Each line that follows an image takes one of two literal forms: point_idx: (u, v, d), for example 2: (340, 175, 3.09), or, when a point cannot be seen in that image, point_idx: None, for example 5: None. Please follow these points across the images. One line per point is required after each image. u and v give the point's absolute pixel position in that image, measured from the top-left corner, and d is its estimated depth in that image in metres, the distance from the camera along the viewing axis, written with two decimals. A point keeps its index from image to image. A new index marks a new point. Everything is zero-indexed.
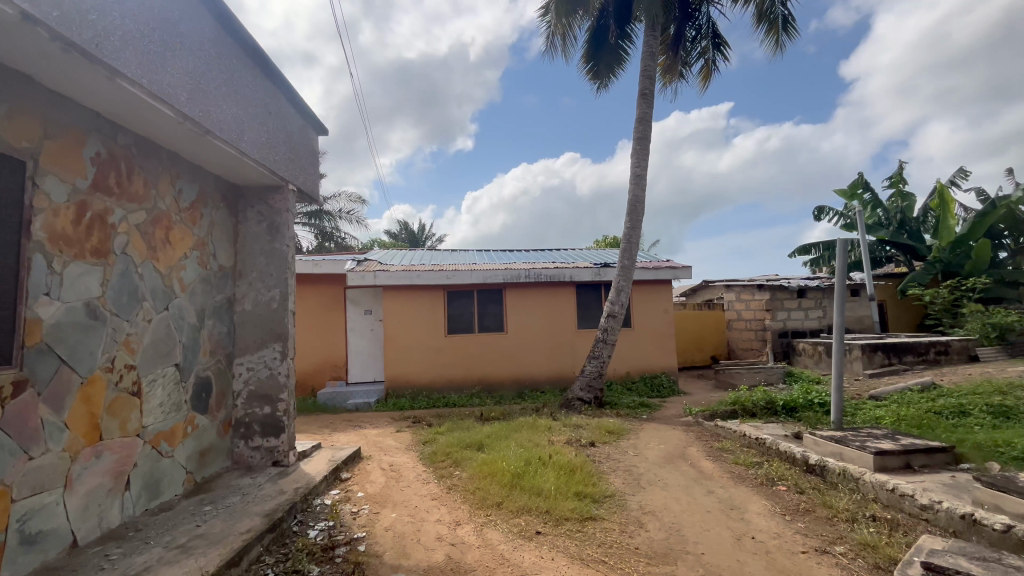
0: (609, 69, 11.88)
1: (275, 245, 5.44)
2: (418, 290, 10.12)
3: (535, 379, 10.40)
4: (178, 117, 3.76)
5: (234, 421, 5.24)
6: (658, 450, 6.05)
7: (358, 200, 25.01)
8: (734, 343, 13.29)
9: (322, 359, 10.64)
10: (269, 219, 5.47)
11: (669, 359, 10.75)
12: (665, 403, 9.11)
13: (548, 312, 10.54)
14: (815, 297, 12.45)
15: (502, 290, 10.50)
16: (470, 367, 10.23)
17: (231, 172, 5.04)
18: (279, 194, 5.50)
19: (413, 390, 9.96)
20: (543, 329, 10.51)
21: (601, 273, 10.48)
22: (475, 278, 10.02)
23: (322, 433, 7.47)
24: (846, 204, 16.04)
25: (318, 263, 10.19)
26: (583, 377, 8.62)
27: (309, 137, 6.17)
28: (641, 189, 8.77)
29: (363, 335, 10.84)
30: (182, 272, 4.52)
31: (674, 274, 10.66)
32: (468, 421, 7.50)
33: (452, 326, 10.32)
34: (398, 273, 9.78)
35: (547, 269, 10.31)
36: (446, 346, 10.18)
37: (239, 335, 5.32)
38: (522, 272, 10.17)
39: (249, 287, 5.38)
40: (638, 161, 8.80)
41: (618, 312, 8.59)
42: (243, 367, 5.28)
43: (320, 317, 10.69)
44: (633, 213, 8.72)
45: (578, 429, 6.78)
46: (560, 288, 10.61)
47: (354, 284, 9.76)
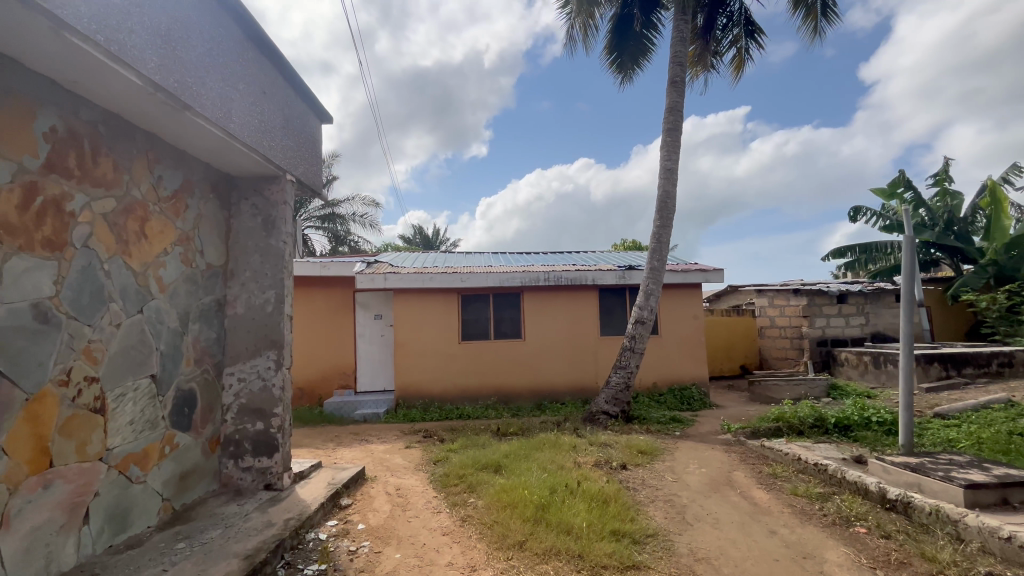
0: (633, 60, 11.22)
1: (271, 241, 4.89)
2: (431, 294, 9.54)
3: (555, 390, 9.71)
4: (148, 87, 3.21)
5: (223, 438, 4.66)
6: (699, 475, 5.32)
7: (372, 204, 24.69)
8: (767, 351, 12.42)
9: (329, 366, 10.10)
10: (265, 212, 4.92)
11: (700, 370, 9.98)
12: (698, 418, 8.34)
13: (569, 317, 9.86)
14: (857, 303, 11.53)
15: (519, 294, 9.86)
16: (486, 376, 9.58)
17: (222, 159, 4.50)
18: (275, 184, 4.95)
19: (424, 400, 9.35)
20: (563, 336, 9.83)
21: (626, 276, 9.79)
22: (491, 281, 9.43)
23: (325, 448, 6.88)
24: (885, 204, 15.08)
25: (326, 265, 9.69)
26: (608, 389, 7.91)
27: (311, 124, 5.63)
28: (672, 184, 8.07)
29: (372, 342, 10.29)
30: (161, 270, 3.97)
31: (704, 277, 9.91)
32: (484, 437, 6.85)
33: (467, 332, 9.71)
34: (410, 275, 9.21)
35: (568, 272, 9.67)
36: (460, 354, 9.56)
37: (230, 342, 4.76)
38: (542, 275, 9.55)
39: (241, 289, 4.83)
40: (669, 154, 8.11)
41: (647, 318, 7.87)
42: (233, 377, 4.71)
43: (327, 322, 10.17)
44: (664, 210, 8.03)
45: (606, 449, 6.09)
46: (582, 292, 9.94)
47: (364, 287, 9.22)
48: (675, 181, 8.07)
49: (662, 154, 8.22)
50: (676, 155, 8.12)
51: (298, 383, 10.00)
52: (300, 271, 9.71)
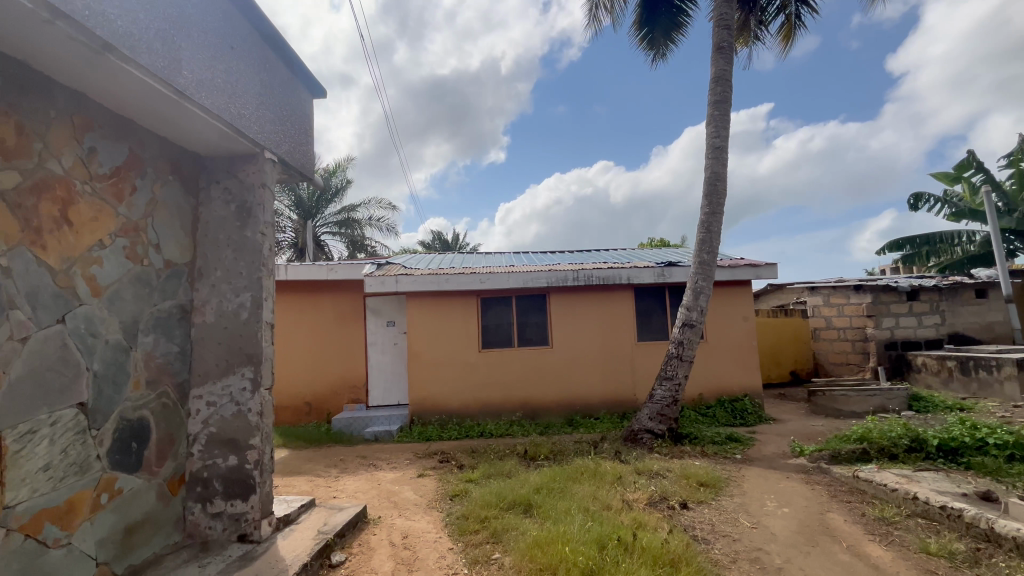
0: (666, 35, 10.14)
1: (246, 232, 4.00)
2: (448, 296, 8.60)
3: (588, 404, 8.64)
4: (44, 13, 2.33)
5: (188, 476, 3.78)
6: (784, 520, 4.18)
7: (389, 207, 24.03)
8: (823, 356, 11.08)
9: (339, 379, 9.27)
10: (239, 198, 4.04)
11: (752, 378, 8.78)
12: (758, 436, 7.15)
13: (601, 321, 8.80)
14: (931, 300, 10.12)
15: (545, 296, 8.86)
16: (509, 389, 8.58)
17: (182, 130, 3.64)
18: (251, 164, 4.07)
19: (442, 416, 8.39)
20: (595, 343, 8.76)
21: (665, 274, 8.67)
22: (514, 282, 8.44)
23: (326, 476, 5.96)
24: (949, 189, 13.60)
25: (333, 268, 8.87)
26: (652, 404, 6.81)
27: (300, 96, 4.76)
28: (721, 164, 6.96)
29: (385, 351, 9.41)
30: (95, 268, 3.11)
31: (755, 273, 8.73)
32: (510, 463, 5.82)
33: (488, 339, 8.73)
34: (424, 276, 8.29)
35: (599, 270, 8.61)
36: (481, 364, 8.58)
37: (196, 357, 3.88)
38: (570, 274, 8.52)
39: (211, 291, 3.95)
40: (715, 130, 7.01)
41: (696, 320, 6.76)
42: (201, 402, 3.83)
43: (336, 330, 9.34)
44: (713, 194, 6.92)
45: (657, 480, 5.02)
46: (615, 292, 8.87)
47: (373, 290, 8.34)
48: (725, 161, 6.95)
49: (707, 130, 7.13)
50: (725, 131, 7.00)
51: (305, 397, 9.18)
52: (305, 274, 8.90)
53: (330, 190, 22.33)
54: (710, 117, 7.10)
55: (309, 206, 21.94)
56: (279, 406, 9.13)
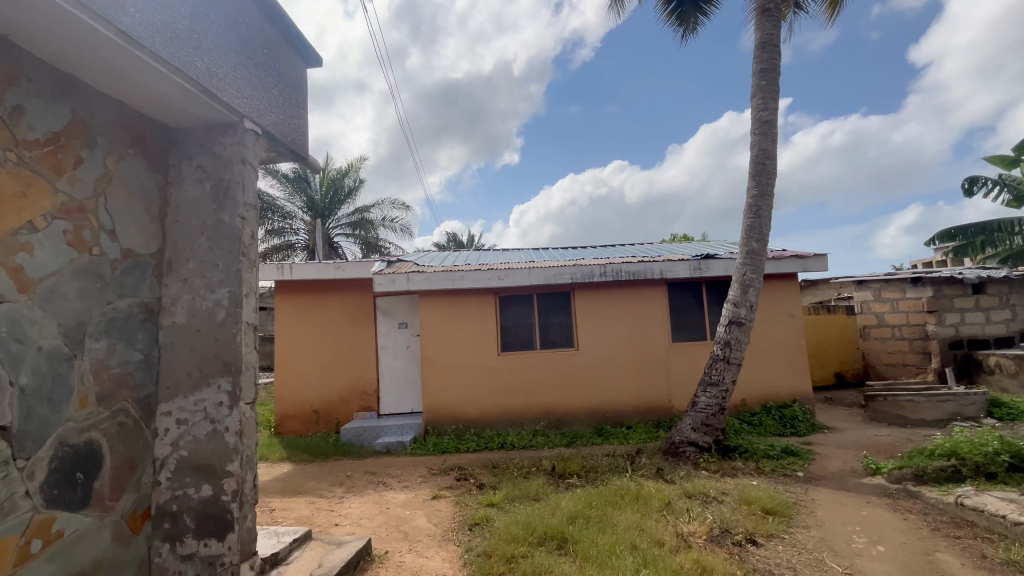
0: (697, 8, 9.30)
1: (222, 216, 3.35)
2: (463, 295, 7.93)
3: (618, 412, 7.86)
4: None
5: (155, 510, 3.13)
6: (883, 563, 3.38)
7: (403, 207, 23.54)
8: (874, 357, 10.11)
9: (348, 385, 8.65)
10: (215, 175, 3.39)
11: (802, 382, 7.90)
12: (816, 448, 6.29)
13: (631, 320, 8.02)
14: (1000, 293, 9.09)
15: (570, 294, 8.12)
16: (532, 395, 7.84)
17: (141, 92, 3.01)
18: (229, 136, 3.43)
19: (459, 426, 7.70)
20: (625, 344, 7.99)
21: (702, 267, 7.87)
22: (535, 279, 7.72)
23: (329, 497, 5.30)
24: (1007, 172, 12.45)
25: (341, 266, 8.36)
26: (694, 414, 6.02)
27: (289, 61, 4.11)
28: (770, 140, 6.12)
29: (397, 355, 8.77)
30: (21, 255, 2.49)
31: (803, 265, 7.85)
32: (537, 484, 5.09)
33: (507, 341, 8.02)
34: (437, 274, 7.64)
35: (629, 264, 7.83)
36: (500, 368, 7.86)
37: (164, 366, 3.24)
38: (597, 269, 7.78)
39: (183, 287, 3.30)
40: (762, 103, 6.19)
41: (745, 318, 5.94)
42: (170, 420, 3.19)
43: (345, 333, 8.73)
44: (761, 175, 6.09)
45: (713, 506, 4.25)
46: (646, 288, 8.09)
47: (383, 289, 7.71)
48: (775, 137, 6.12)
49: (752, 104, 6.31)
50: (774, 103, 6.17)
51: (313, 404, 8.59)
52: (311, 274, 8.37)
53: (343, 190, 21.91)
54: (756, 88, 6.27)
55: (322, 207, 21.55)
56: (286, 415, 8.55)
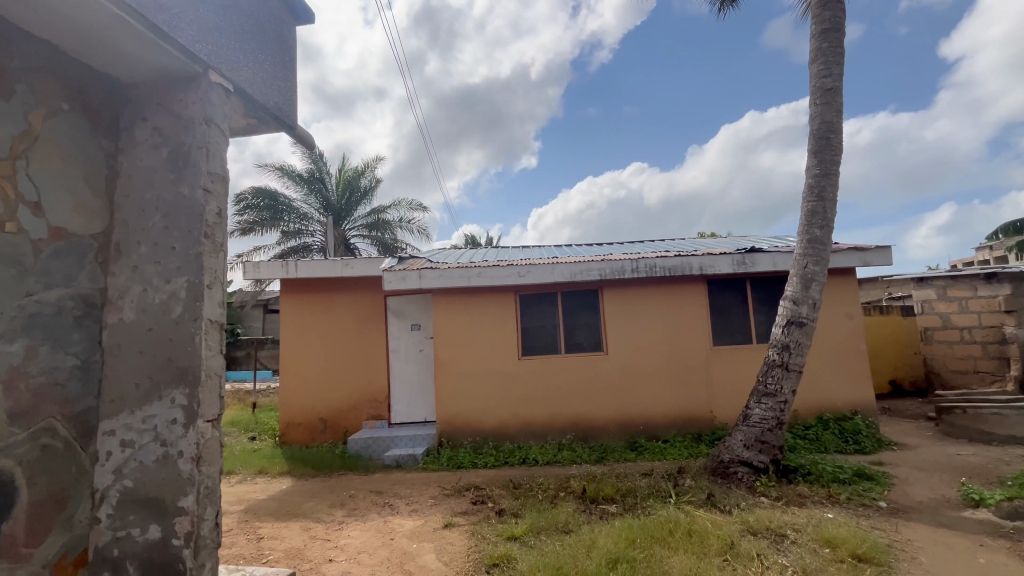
0: None
1: (181, 189, 2.71)
2: (480, 294, 7.24)
3: (653, 423, 7.05)
4: None
5: (93, 556, 2.50)
6: None
7: (420, 208, 23.11)
8: (938, 363, 9.05)
9: (358, 392, 8.04)
10: (173, 140, 2.76)
11: (863, 391, 6.95)
12: (892, 470, 5.38)
13: (666, 321, 7.21)
14: None
15: (597, 292, 7.35)
16: (557, 405, 7.08)
17: (68, 25, 2.37)
18: (191, 91, 2.79)
19: (476, 437, 6.99)
20: (660, 348, 7.18)
21: (747, 262, 7.02)
22: (559, 276, 6.99)
23: (327, 523, 4.62)
24: None
25: (349, 263, 7.78)
26: (747, 429, 5.17)
27: (274, 11, 3.46)
28: (835, 110, 5.25)
29: (409, 359, 8.12)
30: None
31: (864, 258, 6.92)
32: (566, 511, 4.34)
33: (529, 345, 7.28)
34: (452, 270, 6.98)
35: (664, 258, 7.02)
36: (522, 374, 7.12)
37: (108, 374, 2.61)
38: (628, 265, 7.01)
39: (132, 277, 2.67)
40: (824, 68, 5.32)
41: (807, 317, 5.09)
42: (113, 441, 2.56)
43: (354, 335, 8.12)
44: (824, 150, 5.23)
45: (788, 550, 3.42)
46: (683, 286, 7.27)
47: (393, 288, 7.07)
48: (840, 107, 5.25)
49: (810, 71, 5.44)
50: (838, 68, 5.30)
51: (319, 412, 7.99)
52: (318, 271, 7.81)
53: (359, 191, 21.59)
54: (815, 52, 5.41)
55: (338, 208, 21.27)
56: (291, 423, 7.96)
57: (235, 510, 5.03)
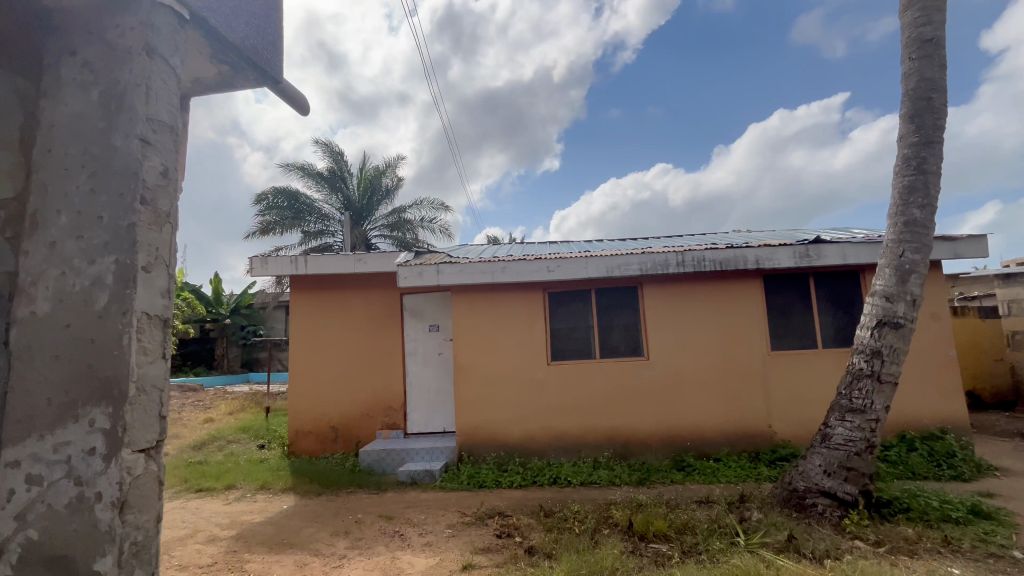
0: None
1: (113, 140, 2.04)
2: (505, 291, 6.50)
3: (702, 439, 6.16)
4: None
5: None
6: None
7: (442, 209, 22.59)
8: None
9: (372, 398, 7.39)
10: (106, 77, 2.10)
11: (953, 406, 5.91)
12: (1010, 506, 4.38)
13: (716, 323, 6.34)
14: None
15: (637, 290, 6.52)
16: (592, 417, 6.26)
17: None
18: (130, 15, 2.13)
19: (501, 452, 6.23)
20: (709, 352, 6.30)
21: (811, 254, 6.09)
22: (593, 271, 6.21)
23: (326, 557, 3.92)
24: None
25: (362, 258, 7.18)
26: (827, 452, 4.27)
27: None
28: (938, 65, 4.31)
29: (427, 363, 7.44)
30: None
31: (953, 250, 5.91)
32: (611, 554, 3.53)
33: (559, 348, 6.49)
34: (473, 265, 6.26)
35: (714, 250, 6.15)
36: (552, 382, 6.34)
37: (13, 385, 1.90)
38: (673, 258, 6.16)
39: (49, 256, 1.99)
40: (921, 15, 4.39)
41: (904, 317, 4.15)
42: (14, 476, 1.86)
43: (368, 338, 7.49)
44: (924, 115, 4.30)
45: None
46: (735, 282, 6.38)
47: (408, 284, 6.40)
48: (943, 61, 4.31)
49: (902, 20, 4.52)
50: (940, 14, 4.37)
51: (330, 420, 7.36)
52: (328, 267, 7.22)
53: (380, 191, 21.24)
54: None
55: (359, 207, 20.93)
56: (300, 432, 7.35)
57: (226, 536, 4.39)
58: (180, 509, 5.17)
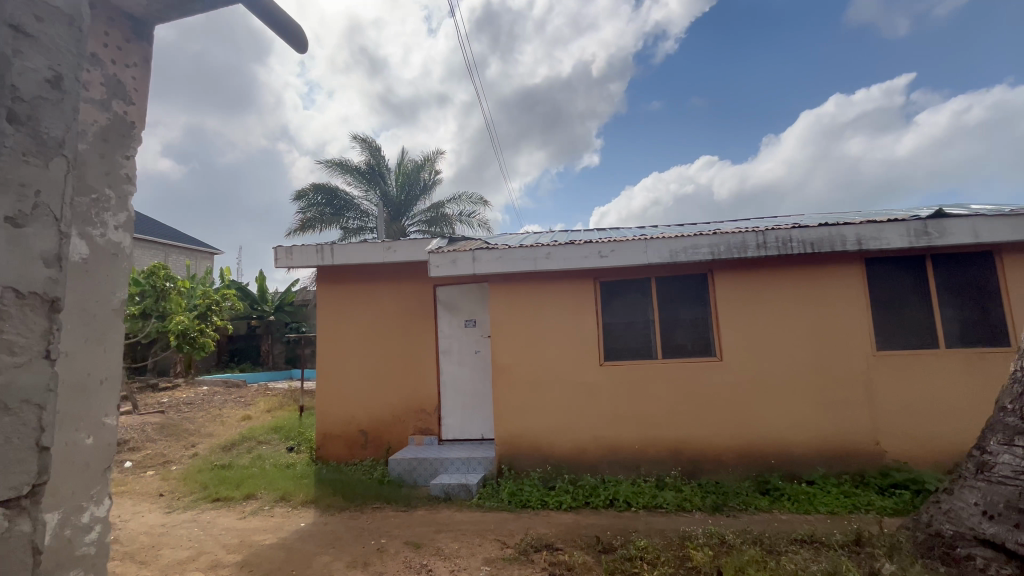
0: None
1: None
2: (549, 281, 5.66)
3: (790, 456, 5.12)
4: None
5: None
6: None
7: (481, 202, 21.99)
8: None
9: (403, 400, 6.74)
10: None
11: None
12: None
13: (805, 317, 5.26)
14: None
15: (705, 278, 5.52)
16: (653, 427, 5.33)
17: None
18: None
19: (546, 466, 5.41)
20: (796, 353, 5.23)
21: (933, 232, 4.89)
22: (654, 256, 5.26)
23: None
24: None
25: (392, 246, 6.54)
26: (987, 486, 3.20)
27: None
28: None
29: (464, 362, 6.71)
30: None
31: None
32: None
33: (613, 347, 5.60)
34: (514, 251, 5.46)
35: (805, 228, 5.07)
36: (605, 386, 5.45)
37: None
38: (752, 239, 5.12)
39: None
40: None
41: None
42: None
43: (399, 334, 6.85)
44: None
45: None
46: (830, 267, 5.26)
47: (441, 274, 5.69)
48: None
49: None
50: None
51: (360, 423, 6.77)
52: (356, 257, 6.62)
53: (419, 185, 20.89)
54: None
55: (398, 203, 20.63)
56: (328, 435, 6.80)
57: (230, 562, 3.79)
58: (192, 524, 4.66)
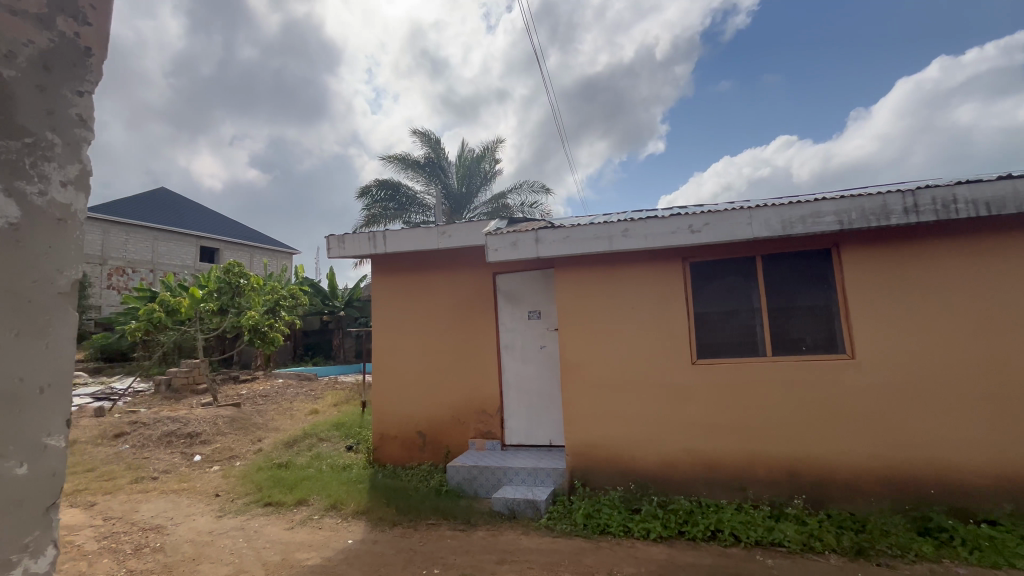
0: None
1: None
2: (627, 264, 4.77)
3: (955, 484, 3.91)
4: None
5: None
6: None
7: (544, 191, 21.17)
8: None
9: (463, 400, 6.14)
10: None
11: None
12: None
13: (976, 303, 3.98)
14: None
15: (828, 256, 4.38)
16: (761, 441, 4.30)
17: None
18: None
19: (627, 483, 4.56)
20: (963, 350, 3.98)
21: None
22: (761, 228, 4.21)
23: None
24: None
25: (447, 231, 5.92)
26: None
27: None
28: None
29: (528, 359, 5.98)
30: None
31: None
32: None
33: (708, 342, 4.61)
34: (584, 229, 4.62)
35: (978, 183, 3.78)
36: (698, 389, 4.48)
37: None
38: (899, 202, 3.91)
39: None
40: None
41: None
42: None
43: (457, 327, 6.25)
44: None
45: None
46: (1011, 237, 3.94)
47: (499, 258, 4.98)
48: None
49: None
50: None
51: (418, 424, 6.27)
52: (409, 245, 6.09)
53: (480, 176, 20.49)
54: None
55: (459, 195, 20.33)
56: (386, 435, 6.37)
57: None
58: (238, 533, 4.31)
